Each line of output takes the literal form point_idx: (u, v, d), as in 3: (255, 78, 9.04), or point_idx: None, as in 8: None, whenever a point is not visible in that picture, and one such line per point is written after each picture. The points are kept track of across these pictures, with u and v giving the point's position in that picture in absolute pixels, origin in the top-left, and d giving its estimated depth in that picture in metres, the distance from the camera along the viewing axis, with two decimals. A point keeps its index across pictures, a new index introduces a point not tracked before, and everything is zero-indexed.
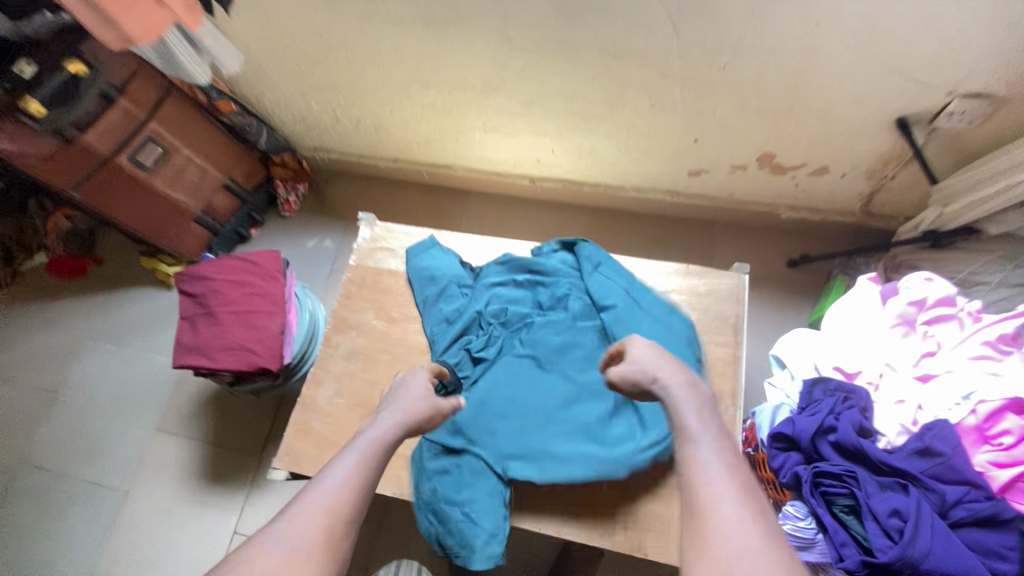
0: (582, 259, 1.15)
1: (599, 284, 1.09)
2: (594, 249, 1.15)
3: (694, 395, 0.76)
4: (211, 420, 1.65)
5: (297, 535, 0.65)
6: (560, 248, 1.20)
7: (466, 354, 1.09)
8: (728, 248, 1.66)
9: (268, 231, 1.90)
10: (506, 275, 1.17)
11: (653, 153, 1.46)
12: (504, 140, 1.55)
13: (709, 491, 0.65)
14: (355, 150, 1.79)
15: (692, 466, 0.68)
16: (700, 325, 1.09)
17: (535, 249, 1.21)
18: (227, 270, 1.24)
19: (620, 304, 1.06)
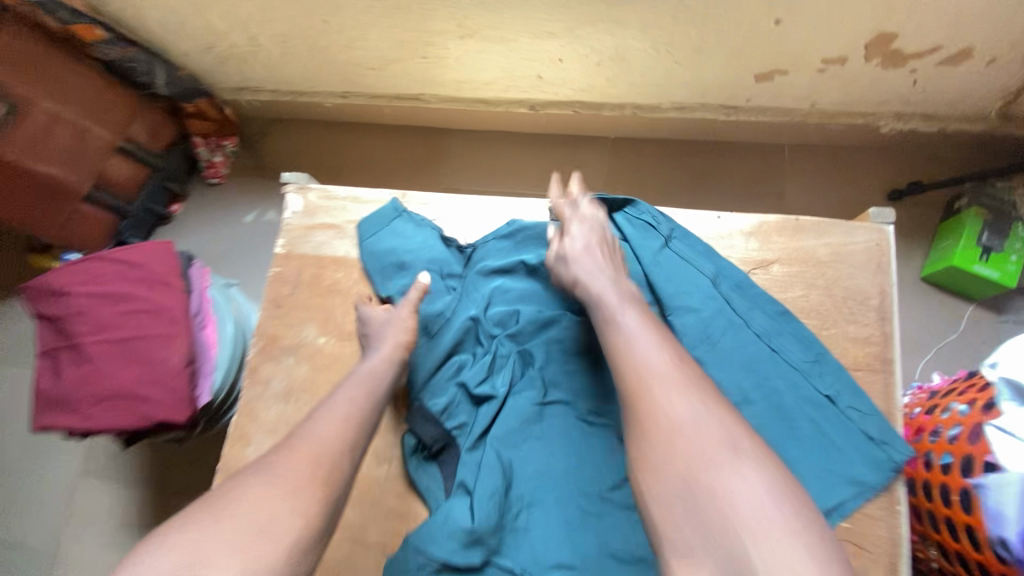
0: (633, 230, 0.74)
1: (668, 276, 0.69)
2: (653, 215, 0.74)
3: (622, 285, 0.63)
4: (147, 456, 1.29)
5: (284, 476, 0.51)
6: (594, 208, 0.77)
7: (464, 392, 0.71)
8: (805, 179, 1.23)
9: (195, 205, 1.47)
10: (515, 258, 0.77)
11: (707, 51, 1.01)
12: (490, 50, 1.10)
13: (656, 377, 0.53)
14: (290, 84, 1.33)
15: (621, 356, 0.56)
16: (823, 314, 0.69)
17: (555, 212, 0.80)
18: (97, 278, 0.83)
19: (703, 309, 0.67)
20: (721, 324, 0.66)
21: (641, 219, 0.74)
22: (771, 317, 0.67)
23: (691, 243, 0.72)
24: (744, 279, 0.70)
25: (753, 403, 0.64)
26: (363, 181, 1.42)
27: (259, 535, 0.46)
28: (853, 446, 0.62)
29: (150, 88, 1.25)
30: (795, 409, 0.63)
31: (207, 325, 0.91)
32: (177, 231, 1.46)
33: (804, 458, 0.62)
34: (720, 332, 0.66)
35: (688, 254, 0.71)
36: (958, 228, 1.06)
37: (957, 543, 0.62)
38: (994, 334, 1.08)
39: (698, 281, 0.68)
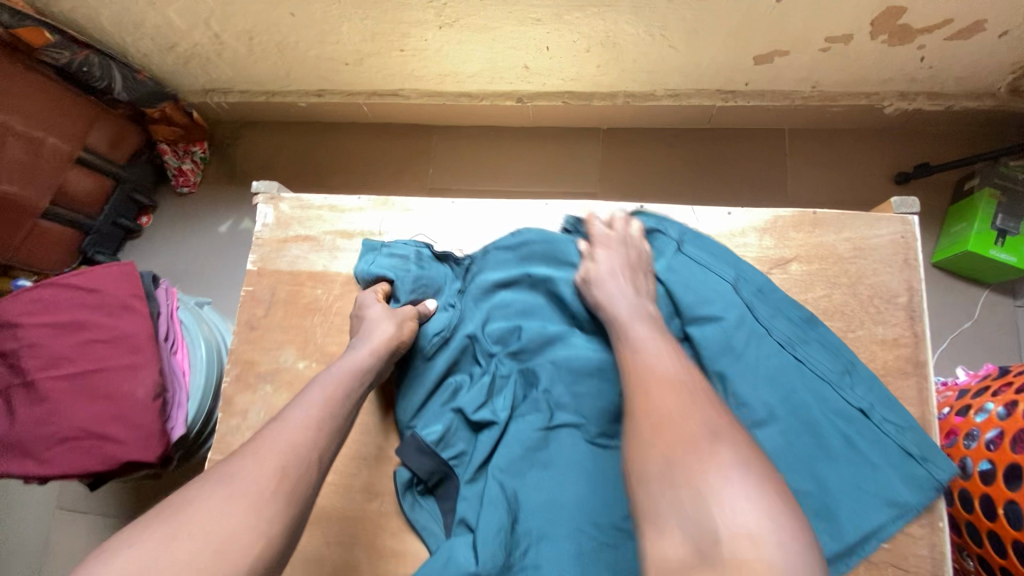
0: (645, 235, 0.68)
1: (685, 284, 0.63)
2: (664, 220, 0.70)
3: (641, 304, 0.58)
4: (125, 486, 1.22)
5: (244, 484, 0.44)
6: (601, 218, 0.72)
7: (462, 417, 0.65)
8: (807, 165, 1.17)
9: (164, 216, 1.39)
10: (519, 273, 0.70)
11: (704, 33, 0.95)
12: (472, 40, 1.03)
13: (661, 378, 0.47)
14: (260, 84, 1.25)
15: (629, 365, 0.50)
16: (842, 313, 0.65)
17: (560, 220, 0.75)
18: (50, 306, 0.75)
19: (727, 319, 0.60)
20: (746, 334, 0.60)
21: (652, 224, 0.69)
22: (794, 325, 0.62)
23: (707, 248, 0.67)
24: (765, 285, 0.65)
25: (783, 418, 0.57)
26: (344, 183, 1.34)
27: (213, 558, 0.40)
28: (890, 464, 0.56)
29: (107, 93, 1.16)
30: (827, 426, 0.58)
31: (178, 350, 0.84)
32: (148, 244, 1.38)
33: (839, 478, 0.56)
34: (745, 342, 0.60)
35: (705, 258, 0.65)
36: (970, 212, 1.01)
37: (1004, 559, 0.59)
38: (1010, 320, 1.04)
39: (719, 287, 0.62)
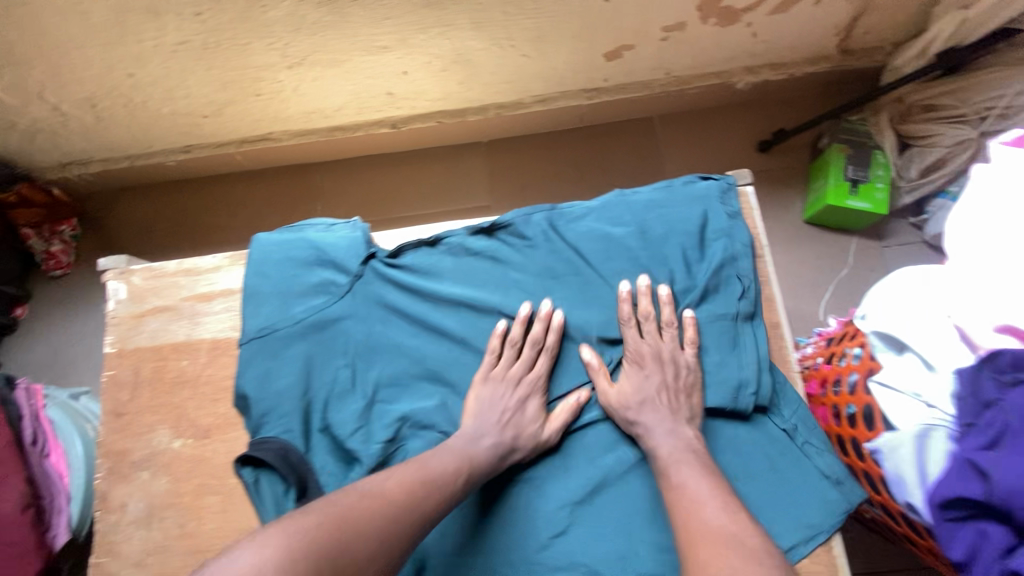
0: (556, 263, 0.73)
1: (576, 289, 0.72)
2: (568, 248, 0.73)
3: (677, 433, 0.64)
4: None
5: (368, 514, 0.49)
6: (533, 265, 0.73)
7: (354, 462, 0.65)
8: (679, 147, 1.23)
9: (43, 304, 1.29)
10: (432, 316, 0.72)
11: (550, 37, 0.97)
12: (330, 76, 1.02)
13: (716, 531, 0.54)
14: (119, 149, 1.18)
15: (679, 503, 0.58)
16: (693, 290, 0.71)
17: (472, 247, 0.74)
18: None
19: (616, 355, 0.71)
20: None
21: (560, 247, 0.74)
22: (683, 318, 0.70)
23: (592, 256, 0.73)
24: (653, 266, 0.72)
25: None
26: (232, 237, 1.29)
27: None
28: (803, 480, 0.65)
29: None
30: (750, 443, 0.67)
31: (51, 453, 0.78)
32: (27, 337, 1.28)
33: (754, 492, 0.65)
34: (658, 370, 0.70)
35: (585, 287, 0.72)
36: (825, 167, 1.08)
37: (880, 495, 0.63)
38: (881, 262, 1.13)
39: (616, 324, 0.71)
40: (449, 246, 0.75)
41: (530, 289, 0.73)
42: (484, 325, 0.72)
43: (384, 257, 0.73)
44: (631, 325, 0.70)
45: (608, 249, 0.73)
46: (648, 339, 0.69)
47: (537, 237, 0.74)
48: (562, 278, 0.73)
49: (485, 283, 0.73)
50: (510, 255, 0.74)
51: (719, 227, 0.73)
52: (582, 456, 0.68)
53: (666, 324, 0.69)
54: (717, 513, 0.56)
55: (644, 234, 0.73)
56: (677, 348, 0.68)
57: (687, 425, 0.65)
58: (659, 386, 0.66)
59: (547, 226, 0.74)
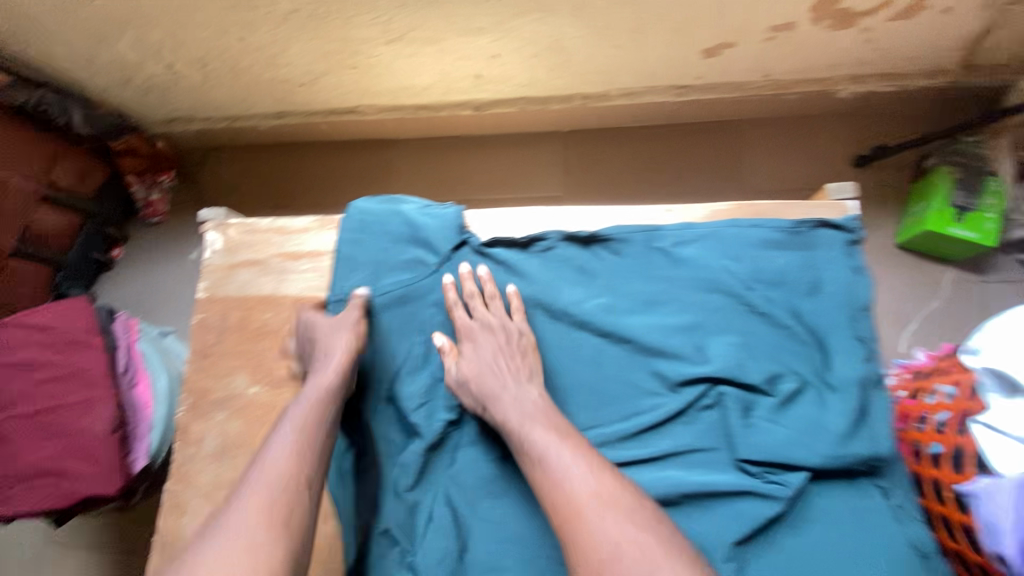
0: (650, 290, 0.70)
1: (674, 303, 0.69)
2: (666, 265, 0.71)
3: (528, 398, 0.62)
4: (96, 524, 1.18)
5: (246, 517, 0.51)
6: (635, 277, 0.71)
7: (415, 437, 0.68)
8: (766, 154, 1.17)
9: (137, 247, 1.40)
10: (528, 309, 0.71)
11: (649, 29, 0.95)
12: (424, 54, 1.03)
13: (587, 499, 0.53)
14: (220, 109, 1.25)
15: (544, 475, 0.55)
16: (805, 324, 0.66)
17: (563, 251, 0.73)
18: (9, 347, 0.75)
19: (690, 395, 0.66)
20: (732, 405, 0.65)
21: (660, 271, 0.71)
22: (766, 367, 0.65)
23: (689, 284, 0.69)
24: (753, 309, 0.68)
25: (709, 451, 0.64)
26: (312, 203, 1.34)
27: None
28: (886, 537, 0.59)
29: (68, 129, 1.18)
30: (838, 497, 0.61)
31: (139, 383, 0.84)
32: (122, 276, 1.39)
33: (827, 540, 0.59)
34: (737, 414, 0.64)
35: (675, 317, 0.69)
36: (930, 190, 1.02)
37: (957, 545, 0.59)
38: (978, 298, 1.04)
39: (704, 355, 0.67)
40: (542, 250, 0.73)
41: (613, 310, 0.70)
42: (556, 335, 0.70)
43: (477, 244, 0.74)
44: (461, 307, 0.69)
45: (717, 272, 0.69)
46: (477, 314, 0.68)
47: (643, 250, 0.72)
48: (661, 293, 0.70)
49: (567, 291, 0.71)
50: (614, 266, 0.72)
51: (838, 272, 0.67)
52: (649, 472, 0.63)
53: (492, 297, 0.70)
54: (583, 478, 0.54)
55: (755, 274, 0.68)
56: (504, 317, 0.68)
57: (532, 388, 0.64)
58: (495, 350, 0.65)
59: (649, 242, 0.72)
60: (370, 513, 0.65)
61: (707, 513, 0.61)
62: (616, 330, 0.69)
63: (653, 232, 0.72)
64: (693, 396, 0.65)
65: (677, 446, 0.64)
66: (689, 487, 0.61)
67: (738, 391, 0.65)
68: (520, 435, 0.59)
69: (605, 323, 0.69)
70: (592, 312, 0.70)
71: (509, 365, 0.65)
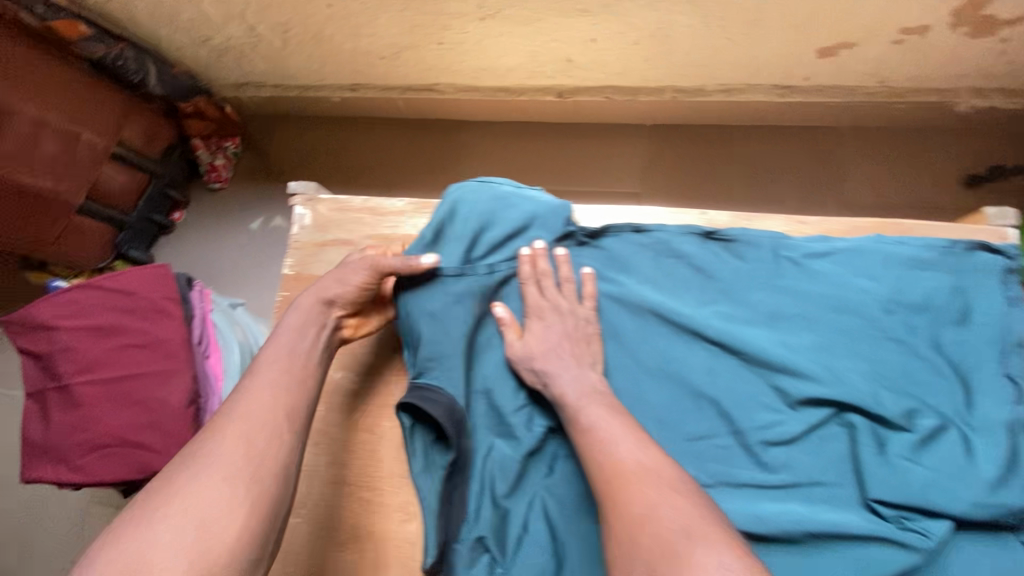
0: (776, 302, 0.69)
1: (800, 319, 0.68)
2: (794, 281, 0.69)
3: (586, 379, 0.63)
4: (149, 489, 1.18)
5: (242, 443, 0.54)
6: (759, 288, 0.70)
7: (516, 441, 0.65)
8: (865, 166, 1.11)
9: (196, 212, 1.38)
10: (646, 313, 0.70)
11: (766, 22, 0.88)
12: (518, 34, 0.98)
13: (626, 463, 0.53)
14: (294, 78, 1.22)
15: (593, 447, 0.56)
16: (945, 355, 0.64)
17: (680, 251, 0.73)
18: (85, 309, 0.72)
19: (814, 416, 0.64)
20: (864, 436, 0.62)
21: (789, 283, 0.69)
22: (903, 400, 0.63)
23: (819, 300, 0.68)
24: (887, 336, 0.66)
25: (834, 485, 0.61)
26: (378, 181, 1.31)
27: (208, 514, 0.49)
28: None
29: (141, 87, 1.14)
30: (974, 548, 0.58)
31: (212, 354, 0.81)
32: (179, 240, 1.37)
33: None
34: (870, 449, 0.62)
35: (802, 336, 0.67)
36: None
37: None
38: None
39: (835, 381, 0.64)
40: (657, 246, 0.73)
41: (733, 319, 0.69)
42: (668, 339, 0.69)
43: (584, 235, 0.74)
44: (531, 283, 0.69)
45: (847, 290, 0.68)
46: (549, 295, 0.68)
47: (767, 261, 0.70)
48: (785, 306, 0.68)
49: (683, 292, 0.71)
50: (737, 273, 0.71)
51: (985, 305, 0.65)
52: (770, 501, 0.61)
53: (565, 279, 0.70)
54: (627, 449, 0.55)
55: (893, 296, 0.67)
56: (575, 302, 0.69)
57: (592, 370, 0.64)
58: (562, 333, 0.66)
59: (776, 252, 0.71)
60: (450, 526, 0.61)
61: (835, 556, 0.58)
62: (734, 340, 0.67)
63: (781, 242, 0.71)
64: (817, 419, 0.63)
65: (800, 475, 0.62)
66: (817, 525, 0.59)
67: (868, 422, 0.63)
68: (575, 412, 0.60)
69: (724, 332, 0.67)
70: (714, 322, 0.68)
71: (573, 346, 0.66)
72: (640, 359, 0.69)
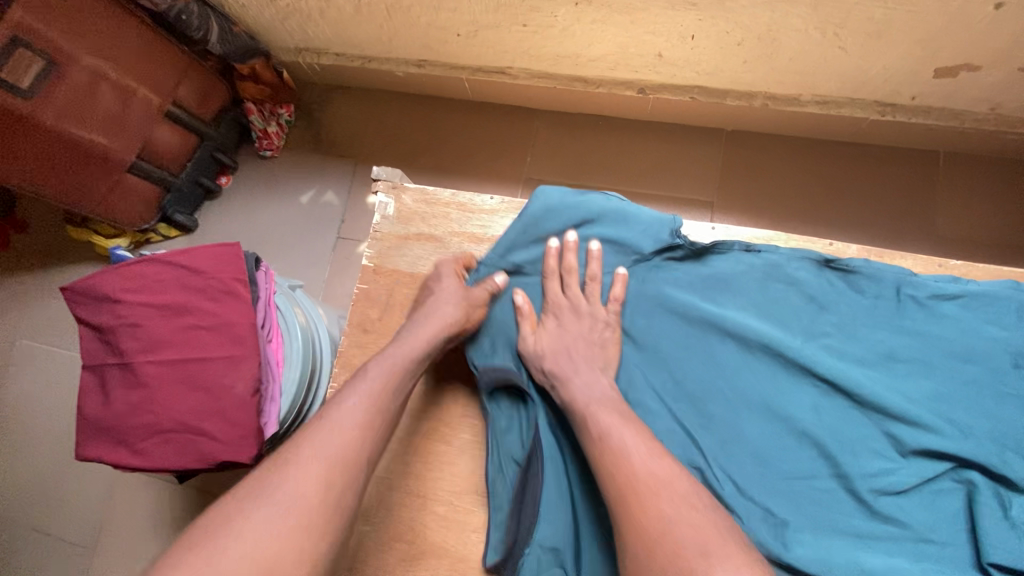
0: (894, 342, 0.67)
1: (914, 361, 0.66)
2: (911, 322, 0.67)
3: (597, 386, 0.64)
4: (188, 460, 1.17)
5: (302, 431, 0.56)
6: (879, 330, 0.68)
7: (578, 445, 0.66)
8: (954, 196, 1.05)
9: (243, 179, 1.33)
10: (758, 345, 0.68)
11: (890, 35, 0.81)
12: (613, 24, 0.91)
13: (645, 478, 0.53)
14: (357, 48, 1.15)
15: (606, 455, 0.56)
16: None
17: (794, 277, 0.70)
18: (151, 285, 0.69)
19: (928, 468, 0.63)
20: (986, 496, 0.61)
21: (915, 324, 0.67)
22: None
23: (941, 346, 0.66)
24: (1007, 392, 0.64)
25: (944, 543, 0.61)
26: (435, 164, 1.25)
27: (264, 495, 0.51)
28: None
29: (201, 44, 1.08)
30: None
31: (273, 339, 0.76)
32: (224, 206, 1.32)
33: None
34: (994, 511, 0.60)
35: (919, 385, 0.66)
36: None
37: None
38: None
39: (952, 434, 0.63)
40: (769, 269, 0.71)
41: (845, 356, 0.67)
42: (773, 372, 0.68)
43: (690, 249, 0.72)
44: (553, 278, 0.73)
45: (968, 336, 0.66)
46: (569, 292, 0.72)
47: (887, 299, 0.68)
48: (903, 346, 0.67)
49: (793, 323, 0.69)
50: (852, 307, 0.69)
51: None
52: (873, 547, 0.62)
53: (591, 277, 0.72)
54: (643, 460, 0.55)
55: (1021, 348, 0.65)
56: (595, 305, 0.71)
57: (603, 375, 0.66)
58: (578, 334, 0.69)
59: (899, 289, 0.68)
60: (525, 530, 0.63)
61: None
62: (846, 380, 0.65)
63: (906, 279, 0.68)
64: (929, 471, 0.63)
65: (909, 530, 0.62)
66: None
67: (987, 479, 0.62)
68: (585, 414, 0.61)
69: (838, 373, 0.66)
70: (828, 363, 0.66)
71: (586, 348, 0.68)
72: (739, 388, 0.68)
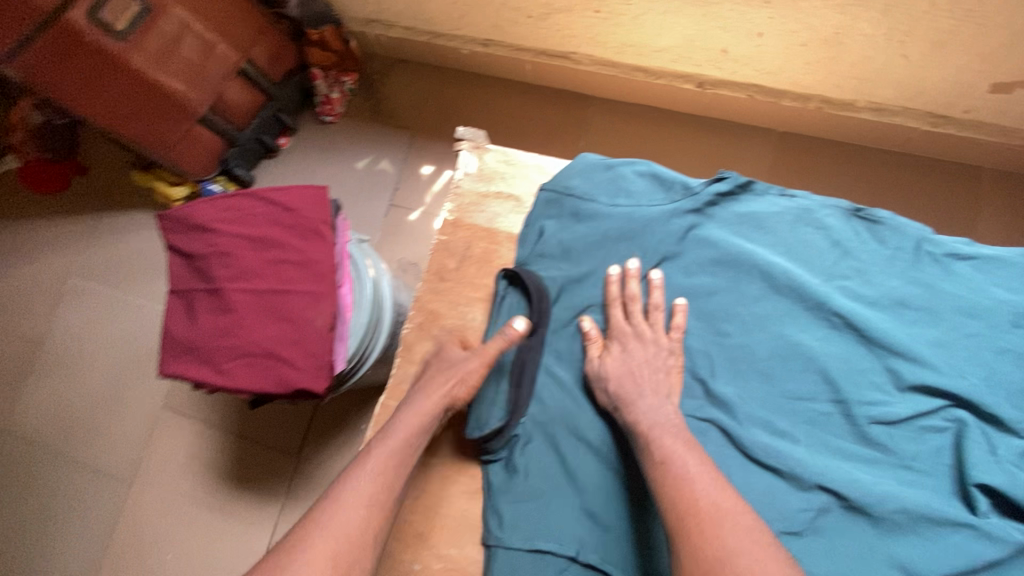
0: (906, 290, 0.65)
1: (923, 304, 0.65)
2: (927, 277, 0.66)
3: (663, 411, 0.59)
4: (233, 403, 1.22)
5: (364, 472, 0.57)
6: (896, 277, 0.66)
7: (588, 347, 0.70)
8: (996, 210, 1.09)
9: (301, 142, 1.37)
10: (768, 276, 0.67)
11: (952, 46, 0.84)
12: (683, 17, 0.94)
13: (713, 520, 0.49)
14: (427, 23, 1.19)
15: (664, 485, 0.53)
16: None
17: (819, 220, 0.70)
18: (246, 218, 0.74)
19: (922, 403, 0.61)
20: (975, 435, 0.59)
21: (926, 277, 0.66)
22: (1019, 410, 0.59)
23: (951, 300, 0.64)
24: (1005, 348, 0.62)
25: (924, 473, 0.59)
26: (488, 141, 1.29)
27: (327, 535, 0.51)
28: None
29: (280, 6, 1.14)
30: None
31: (345, 283, 0.79)
32: (282, 166, 1.36)
33: None
34: (982, 449, 0.58)
35: (922, 329, 0.64)
36: None
37: None
38: None
39: (953, 376, 0.61)
40: (798, 212, 0.71)
41: (859, 299, 0.66)
42: (784, 305, 0.66)
43: (726, 187, 0.72)
44: (616, 306, 0.69)
45: (981, 295, 0.64)
46: (634, 320, 0.68)
47: (909, 250, 0.67)
48: (914, 286, 0.65)
49: (815, 262, 0.68)
50: (868, 248, 0.68)
51: None
52: (858, 465, 0.60)
53: (654, 306, 0.68)
54: (704, 490, 0.51)
55: None
56: (660, 331, 0.67)
57: (669, 404, 0.61)
58: (643, 360, 0.64)
59: (919, 245, 0.67)
60: (522, 403, 0.67)
61: (919, 538, 0.56)
62: (862, 318, 0.64)
63: (927, 236, 0.67)
64: (924, 406, 0.61)
65: (893, 456, 0.60)
66: (906, 502, 0.57)
67: (977, 421, 0.60)
68: (649, 441, 0.57)
69: (854, 312, 0.64)
70: (846, 303, 0.65)
71: (652, 377, 0.63)
72: (757, 313, 0.67)
